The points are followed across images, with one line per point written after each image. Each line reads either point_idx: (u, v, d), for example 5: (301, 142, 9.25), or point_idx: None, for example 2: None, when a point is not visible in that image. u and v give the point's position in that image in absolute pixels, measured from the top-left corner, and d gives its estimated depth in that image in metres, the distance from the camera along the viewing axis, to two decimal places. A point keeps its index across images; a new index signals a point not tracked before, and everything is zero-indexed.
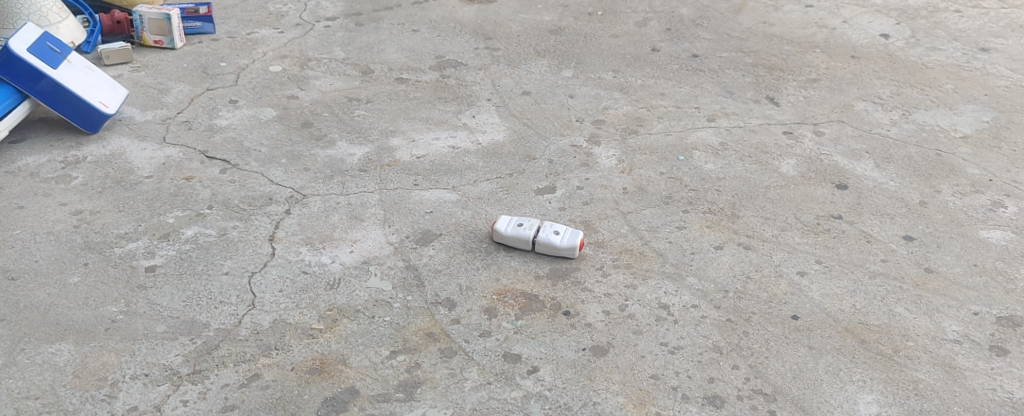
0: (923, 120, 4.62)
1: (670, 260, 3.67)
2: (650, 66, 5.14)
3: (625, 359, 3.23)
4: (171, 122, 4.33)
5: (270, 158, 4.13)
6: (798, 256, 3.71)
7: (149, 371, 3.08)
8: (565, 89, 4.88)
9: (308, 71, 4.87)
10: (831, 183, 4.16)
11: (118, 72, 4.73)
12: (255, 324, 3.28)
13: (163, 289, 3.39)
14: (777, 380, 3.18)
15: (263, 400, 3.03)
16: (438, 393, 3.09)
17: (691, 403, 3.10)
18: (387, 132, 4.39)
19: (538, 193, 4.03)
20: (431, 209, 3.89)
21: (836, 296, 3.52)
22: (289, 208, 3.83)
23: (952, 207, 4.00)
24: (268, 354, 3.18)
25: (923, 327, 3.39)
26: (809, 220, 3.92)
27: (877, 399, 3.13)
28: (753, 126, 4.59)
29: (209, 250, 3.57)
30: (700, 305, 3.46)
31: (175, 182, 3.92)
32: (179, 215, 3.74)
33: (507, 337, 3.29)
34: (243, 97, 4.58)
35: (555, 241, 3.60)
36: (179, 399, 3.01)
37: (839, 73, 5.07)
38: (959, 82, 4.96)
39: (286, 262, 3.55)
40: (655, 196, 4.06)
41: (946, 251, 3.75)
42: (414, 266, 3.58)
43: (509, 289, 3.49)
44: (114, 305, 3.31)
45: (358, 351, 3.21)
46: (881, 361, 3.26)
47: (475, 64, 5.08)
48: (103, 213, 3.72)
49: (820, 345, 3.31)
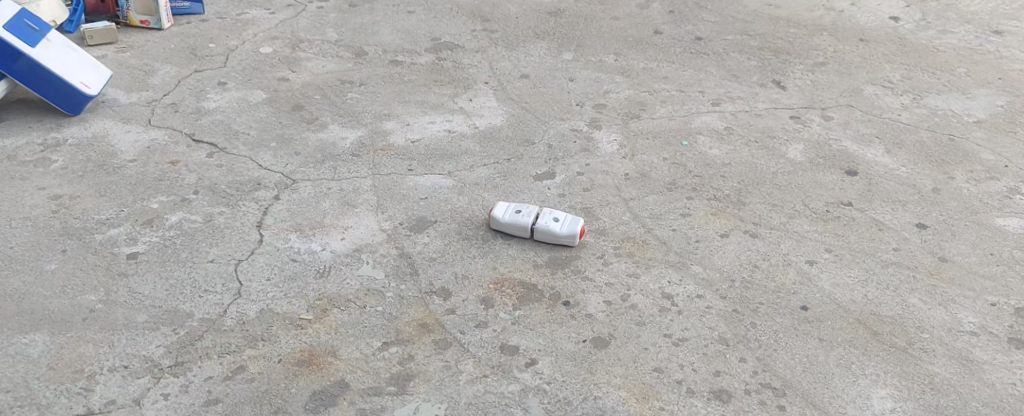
0: (935, 104, 4.48)
1: (674, 249, 3.53)
2: (652, 49, 4.99)
3: (627, 351, 3.10)
4: (157, 104, 4.18)
5: (259, 142, 3.99)
6: (807, 245, 3.57)
7: (129, 363, 2.94)
8: (565, 73, 4.73)
9: (299, 53, 4.72)
10: (840, 169, 4.02)
11: (102, 53, 4.57)
12: (242, 314, 3.14)
13: (145, 277, 3.24)
14: (786, 374, 3.04)
15: (248, 393, 2.89)
16: (432, 387, 2.95)
17: (697, 397, 2.96)
18: (381, 116, 4.25)
19: (537, 179, 3.89)
20: (426, 195, 3.74)
21: (846, 286, 3.38)
22: (278, 194, 3.69)
23: (967, 194, 3.86)
24: (254, 346, 3.04)
25: (938, 319, 3.25)
26: (817, 207, 3.78)
27: (891, 394, 2.99)
28: (759, 111, 4.44)
29: (194, 237, 3.43)
30: (705, 296, 3.32)
31: (160, 166, 3.77)
32: (163, 200, 3.59)
33: (504, 328, 3.15)
34: (231, 79, 4.42)
35: (555, 228, 3.46)
36: (160, 392, 2.87)
37: (847, 57, 4.92)
38: (972, 66, 4.81)
39: (275, 250, 3.41)
40: (658, 182, 3.92)
41: (961, 240, 3.61)
42: (408, 254, 3.43)
43: (507, 278, 3.35)
44: (93, 293, 3.17)
45: (349, 343, 3.07)
46: (894, 355, 3.12)
47: (472, 47, 4.93)
48: (84, 198, 3.57)
49: (831, 337, 3.17)
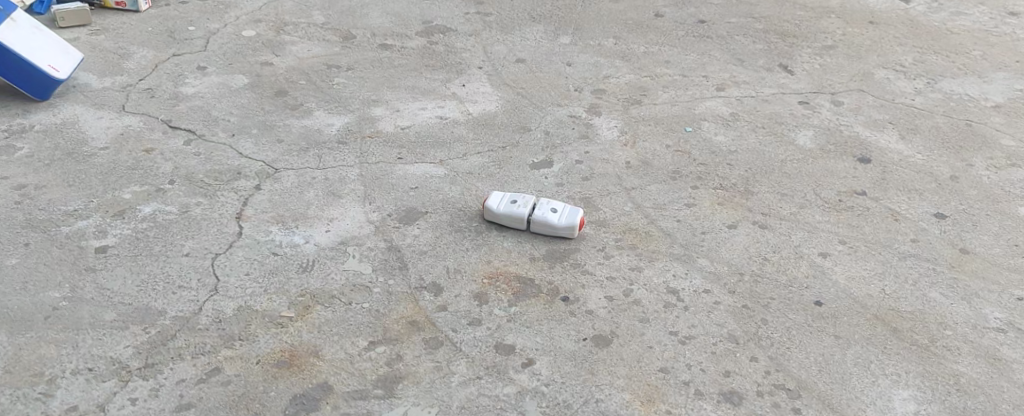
0: (950, 89, 4.28)
1: (679, 241, 3.33)
2: (653, 32, 4.78)
3: (631, 350, 2.90)
4: (131, 89, 3.96)
5: (240, 129, 3.77)
6: (820, 236, 3.37)
7: (94, 365, 2.73)
8: (563, 57, 4.52)
9: (284, 37, 4.50)
10: (853, 156, 3.82)
11: (74, 35, 4.35)
12: (218, 311, 2.93)
13: (115, 271, 3.03)
14: (800, 375, 2.84)
15: (223, 397, 2.68)
16: (422, 389, 2.74)
17: (706, 399, 2.76)
18: (369, 102, 4.03)
19: (534, 168, 3.68)
20: (416, 184, 3.54)
21: (862, 280, 3.18)
22: (259, 183, 3.48)
23: (987, 182, 3.66)
24: (231, 346, 2.83)
25: (962, 314, 3.06)
26: (829, 196, 3.58)
27: (914, 395, 2.79)
28: (766, 96, 4.24)
29: (169, 229, 3.22)
30: (712, 290, 3.12)
31: (133, 154, 3.56)
32: (136, 190, 3.38)
33: (499, 326, 2.95)
34: (212, 63, 4.21)
35: (553, 220, 3.26)
36: (127, 397, 2.66)
37: (856, 40, 4.72)
38: (987, 48, 4.63)
39: (254, 243, 3.20)
40: (661, 170, 3.71)
41: (984, 230, 3.41)
42: (397, 247, 3.23)
43: (502, 272, 3.15)
44: (58, 290, 2.95)
45: (332, 342, 2.87)
46: (916, 353, 2.92)
47: (465, 30, 4.72)
48: (50, 187, 3.36)
49: (848, 334, 2.98)
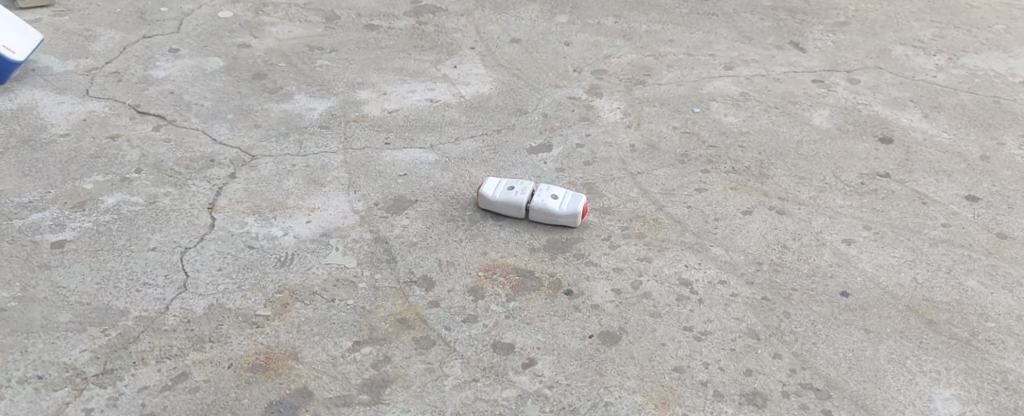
0: (974, 65, 4.02)
1: (691, 229, 3.06)
2: (656, 10, 4.51)
3: (642, 348, 2.63)
4: (97, 73, 3.68)
5: (214, 113, 3.49)
6: (842, 221, 3.11)
7: (46, 372, 2.46)
8: (561, 36, 4.24)
9: (263, 17, 4.22)
10: (874, 137, 3.55)
11: (35, 17, 4.07)
12: (187, 311, 2.66)
13: (73, 268, 2.76)
14: (830, 373, 2.58)
15: (191, 406, 2.41)
16: (412, 394, 2.47)
17: (727, 402, 2.50)
18: (354, 85, 3.76)
19: (532, 152, 3.41)
20: (406, 171, 3.26)
21: (891, 269, 2.92)
22: (234, 171, 3.20)
23: (1021, 162, 3.40)
24: (201, 348, 2.56)
25: (1004, 305, 2.79)
26: (851, 179, 3.32)
27: (958, 395, 2.53)
28: (778, 75, 3.97)
29: (134, 221, 2.94)
30: (729, 281, 2.85)
31: (97, 141, 3.28)
32: (99, 180, 3.10)
33: (497, 323, 2.68)
34: (185, 46, 3.93)
35: (554, 207, 2.99)
36: (82, 408, 2.39)
37: (871, 15, 4.45)
38: (1010, 22, 4.38)
39: (228, 236, 2.92)
40: (668, 153, 3.44)
41: (1020, 213, 3.15)
42: (384, 238, 2.95)
43: (499, 264, 2.88)
44: (7, 289, 2.68)
45: (313, 343, 2.59)
46: (956, 348, 2.66)
47: (456, 10, 4.44)
48: (3, 178, 3.08)
49: (879, 328, 2.71)
